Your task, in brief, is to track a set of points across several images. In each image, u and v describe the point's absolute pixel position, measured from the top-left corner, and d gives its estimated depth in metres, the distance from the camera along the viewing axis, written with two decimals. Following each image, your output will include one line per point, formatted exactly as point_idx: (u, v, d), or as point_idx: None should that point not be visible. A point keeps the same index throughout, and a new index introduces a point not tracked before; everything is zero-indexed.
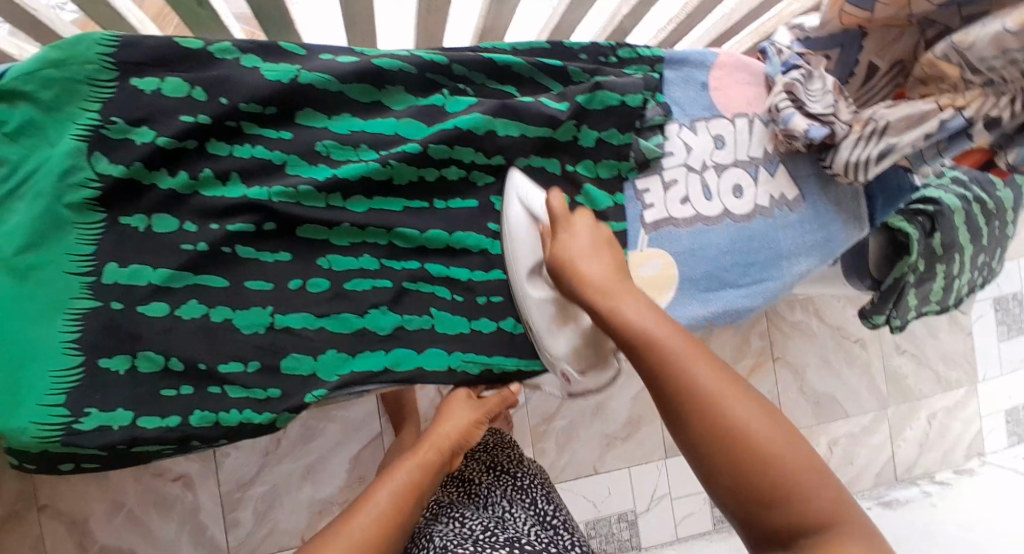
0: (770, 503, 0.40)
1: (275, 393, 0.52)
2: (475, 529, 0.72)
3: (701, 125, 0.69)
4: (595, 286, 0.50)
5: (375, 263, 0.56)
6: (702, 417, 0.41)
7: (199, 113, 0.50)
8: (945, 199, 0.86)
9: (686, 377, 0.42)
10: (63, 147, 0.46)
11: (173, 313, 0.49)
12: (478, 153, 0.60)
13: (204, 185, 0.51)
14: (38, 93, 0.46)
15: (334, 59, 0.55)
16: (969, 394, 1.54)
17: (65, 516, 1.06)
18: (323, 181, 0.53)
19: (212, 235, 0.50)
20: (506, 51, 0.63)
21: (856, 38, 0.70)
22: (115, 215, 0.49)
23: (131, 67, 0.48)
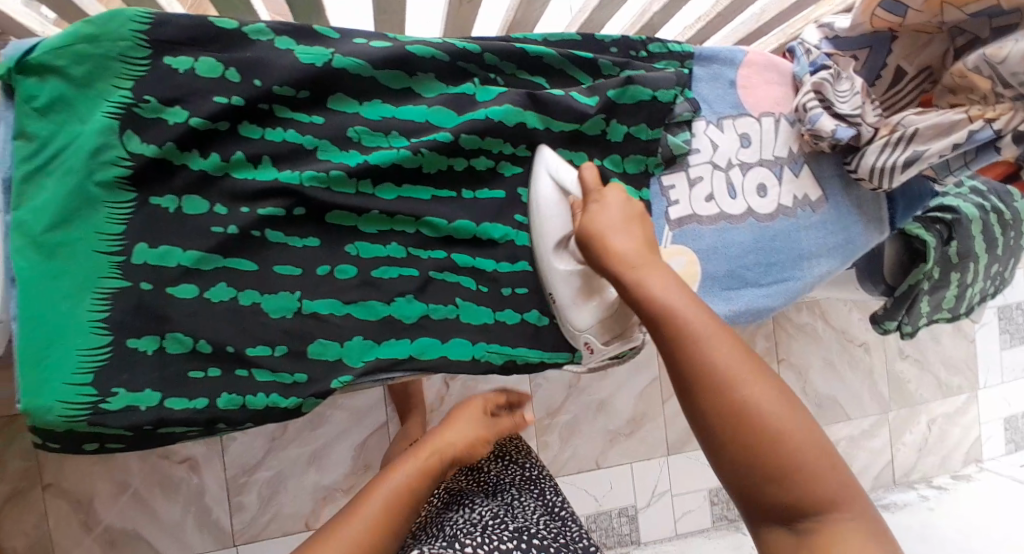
0: (781, 488, 0.38)
1: (301, 378, 0.52)
2: (483, 518, 0.72)
3: (728, 122, 0.69)
4: (624, 258, 0.47)
5: (402, 251, 0.57)
6: (720, 399, 0.39)
7: (232, 95, 0.49)
8: (964, 208, 0.87)
9: (705, 357, 0.40)
10: (95, 124, 0.46)
11: (202, 296, 0.49)
12: (506, 144, 0.60)
13: (235, 167, 0.50)
14: (70, 68, 0.45)
15: (368, 43, 0.54)
16: (970, 401, 1.56)
17: (69, 496, 1.06)
18: (354, 167, 0.53)
19: (242, 218, 0.50)
20: (538, 41, 0.63)
21: (886, 42, 0.69)
22: (145, 195, 0.48)
23: (164, 45, 0.48)
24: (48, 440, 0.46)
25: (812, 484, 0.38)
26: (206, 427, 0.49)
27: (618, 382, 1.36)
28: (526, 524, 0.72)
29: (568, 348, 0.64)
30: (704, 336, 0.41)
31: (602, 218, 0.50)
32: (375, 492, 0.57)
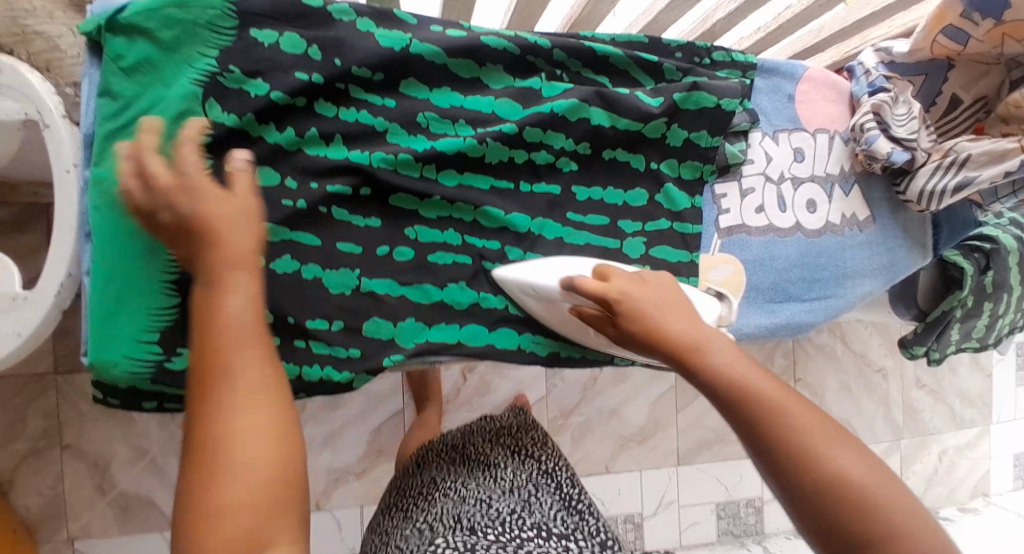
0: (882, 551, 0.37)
1: (354, 353, 0.53)
2: (502, 512, 0.71)
3: (783, 136, 0.69)
4: (678, 341, 0.46)
5: (457, 238, 0.57)
6: (814, 467, 0.39)
7: (313, 72, 0.50)
8: (1003, 238, 0.87)
9: (787, 425, 0.40)
10: (180, 89, 0.47)
11: (267, 265, 0.50)
12: (568, 139, 0.60)
13: (308, 143, 0.51)
14: (159, 31, 0.46)
15: (443, 32, 0.55)
16: (982, 434, 1.55)
17: (86, 458, 1.06)
18: (422, 152, 0.54)
19: (312, 193, 0.51)
20: (605, 41, 0.63)
21: (943, 69, 0.69)
22: (220, 162, 0.49)
23: (252, 18, 0.48)
24: (110, 395, 0.48)
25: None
26: None
27: (633, 389, 1.36)
28: (545, 518, 0.72)
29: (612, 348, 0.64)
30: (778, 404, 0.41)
31: (637, 304, 0.49)
32: (207, 466, 0.33)
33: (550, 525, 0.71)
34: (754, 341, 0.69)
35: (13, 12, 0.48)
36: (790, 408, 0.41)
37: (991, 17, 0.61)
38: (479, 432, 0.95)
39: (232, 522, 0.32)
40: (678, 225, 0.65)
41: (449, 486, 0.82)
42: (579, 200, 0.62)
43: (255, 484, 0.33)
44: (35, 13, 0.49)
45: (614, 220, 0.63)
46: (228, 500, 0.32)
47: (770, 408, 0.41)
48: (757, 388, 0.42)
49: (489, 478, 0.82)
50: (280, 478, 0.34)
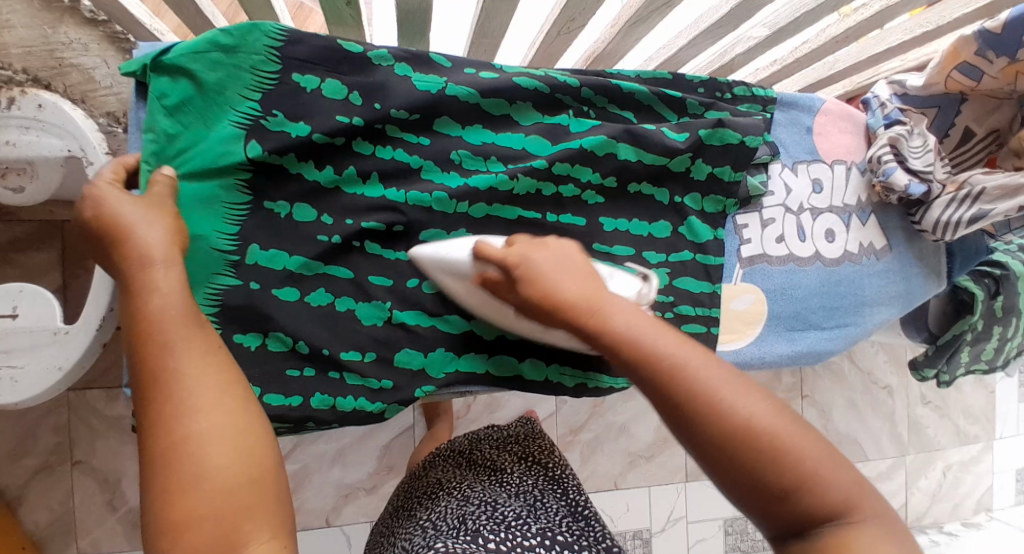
0: (787, 495, 0.36)
1: (388, 384, 0.53)
2: (507, 516, 0.73)
3: (802, 167, 0.71)
4: (578, 298, 0.43)
5: None
6: (714, 411, 0.36)
7: (353, 115, 0.51)
8: (1013, 264, 0.86)
9: (688, 376, 0.38)
10: (224, 130, 0.48)
11: (303, 300, 0.51)
12: (594, 173, 0.61)
13: (345, 181, 0.52)
14: (202, 73, 0.47)
15: (476, 73, 0.56)
16: (985, 450, 1.57)
17: (98, 473, 1.05)
18: (456, 189, 0.56)
19: (346, 229, 0.52)
20: (631, 78, 0.64)
21: (955, 103, 0.71)
22: (259, 198, 0.50)
23: (293, 63, 0.50)
24: None
25: (825, 489, 0.36)
26: (296, 425, 0.51)
27: (642, 406, 1.37)
28: (550, 525, 0.74)
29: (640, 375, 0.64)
30: (678, 356, 0.39)
31: (535, 267, 0.45)
32: (171, 479, 0.35)
33: (555, 531, 0.73)
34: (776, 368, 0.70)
35: (50, 45, 0.49)
36: (679, 352, 0.39)
37: (1005, 56, 0.62)
38: (485, 439, 0.99)
39: (210, 523, 0.34)
40: (700, 256, 0.66)
41: (454, 487, 0.84)
42: (605, 230, 0.63)
43: (218, 479, 0.35)
44: (71, 46, 0.50)
45: (638, 251, 0.63)
46: (197, 509, 0.34)
47: (670, 359, 0.39)
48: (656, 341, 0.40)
49: (494, 484, 0.85)
50: (245, 469, 0.36)
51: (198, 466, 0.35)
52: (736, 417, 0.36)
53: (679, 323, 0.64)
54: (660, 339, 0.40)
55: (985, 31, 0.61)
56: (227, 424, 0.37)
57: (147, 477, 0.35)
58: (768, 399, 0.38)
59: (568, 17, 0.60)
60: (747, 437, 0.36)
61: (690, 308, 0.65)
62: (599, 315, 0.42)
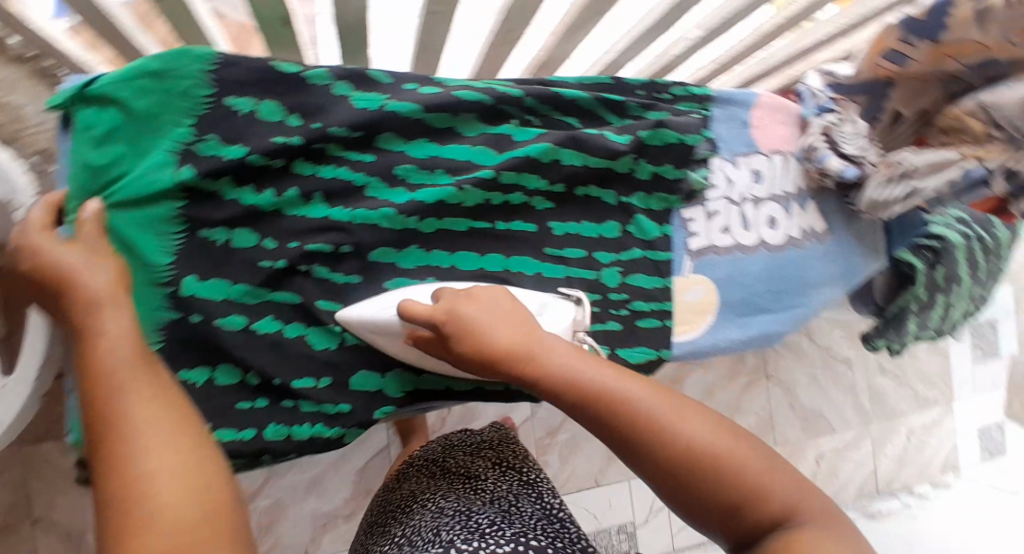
0: (738, 508, 0.38)
1: (345, 408, 0.54)
2: (481, 524, 0.74)
3: (742, 160, 0.73)
4: (516, 347, 0.44)
5: (446, 260, 0.59)
6: (657, 438, 0.39)
7: (291, 135, 0.51)
8: (951, 236, 0.88)
9: (629, 410, 0.40)
10: (156, 158, 0.47)
11: (249, 327, 0.51)
12: (541, 180, 0.61)
13: (287, 203, 0.52)
14: (132, 101, 0.46)
15: (418, 89, 0.56)
16: (944, 413, 1.63)
17: (61, 529, 1.00)
18: (403, 204, 0.55)
19: (291, 253, 0.52)
20: (573, 84, 0.64)
21: (885, 87, 0.72)
22: (195, 228, 0.50)
23: (231, 85, 0.49)
24: None
25: (771, 498, 0.38)
26: (251, 458, 0.51)
27: None
28: (525, 528, 0.74)
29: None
30: (619, 389, 0.41)
31: (469, 322, 0.46)
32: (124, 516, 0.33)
33: (530, 534, 0.73)
34: (729, 353, 0.73)
35: None
36: (619, 386, 0.41)
37: (927, 40, 0.64)
38: (458, 446, 1.01)
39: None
40: (649, 253, 0.68)
41: (429, 500, 0.85)
42: (557, 236, 0.63)
43: (169, 513, 0.34)
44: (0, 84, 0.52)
45: (590, 253, 0.65)
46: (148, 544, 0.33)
47: (611, 393, 0.41)
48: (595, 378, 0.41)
49: (469, 491, 0.86)
50: (200, 503, 0.35)
51: (146, 501, 0.34)
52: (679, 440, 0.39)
53: (633, 319, 0.66)
54: (598, 376, 0.42)
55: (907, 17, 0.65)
56: (182, 462, 0.36)
57: (101, 520, 0.34)
58: (707, 417, 0.41)
59: (505, 28, 0.61)
60: (691, 457, 0.39)
61: (642, 304, 0.67)
62: (540, 359, 0.43)
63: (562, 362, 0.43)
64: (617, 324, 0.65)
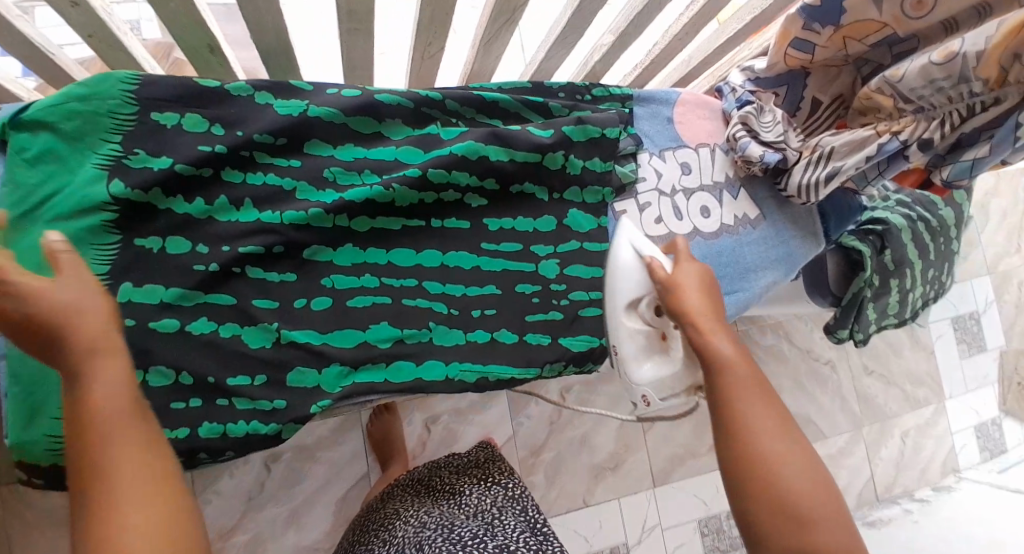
0: (792, 519, 0.47)
1: (281, 404, 0.54)
2: (463, 536, 0.75)
3: (669, 154, 0.76)
4: (694, 312, 0.57)
5: (383, 258, 0.60)
6: (749, 441, 0.50)
7: (215, 143, 0.55)
8: (892, 219, 0.92)
9: (743, 410, 0.52)
10: (86, 173, 0.51)
11: (184, 328, 0.52)
12: (472, 176, 0.63)
13: (218, 211, 0.55)
14: (61, 123, 0.51)
15: (338, 93, 0.60)
16: (938, 412, 1.61)
17: None
18: (330, 203, 0.57)
19: (223, 256, 0.54)
20: (494, 90, 0.69)
21: (800, 78, 0.79)
22: (129, 237, 0.53)
23: (152, 103, 0.54)
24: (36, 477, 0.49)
25: (818, 530, 0.47)
26: (187, 457, 0.52)
27: (599, 417, 1.37)
28: (507, 541, 0.76)
29: (539, 364, 0.64)
30: (743, 400, 0.52)
31: (680, 279, 0.60)
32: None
33: (511, 547, 0.75)
34: None
35: None
36: (746, 392, 0.53)
37: (829, 25, 0.69)
38: (444, 466, 0.99)
39: None
40: (586, 243, 0.69)
41: (412, 515, 0.85)
42: (492, 230, 0.65)
43: None
44: None
45: (527, 246, 0.66)
46: None
47: (734, 392, 0.53)
48: (736, 373, 0.54)
49: (452, 507, 0.86)
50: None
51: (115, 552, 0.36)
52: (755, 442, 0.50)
53: (575, 309, 0.67)
54: (739, 377, 0.54)
55: (807, 6, 0.69)
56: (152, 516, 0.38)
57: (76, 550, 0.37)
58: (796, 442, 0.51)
59: (425, 41, 0.65)
60: (757, 456, 0.49)
61: (584, 294, 0.68)
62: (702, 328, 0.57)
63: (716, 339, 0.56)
64: (558, 314, 0.66)
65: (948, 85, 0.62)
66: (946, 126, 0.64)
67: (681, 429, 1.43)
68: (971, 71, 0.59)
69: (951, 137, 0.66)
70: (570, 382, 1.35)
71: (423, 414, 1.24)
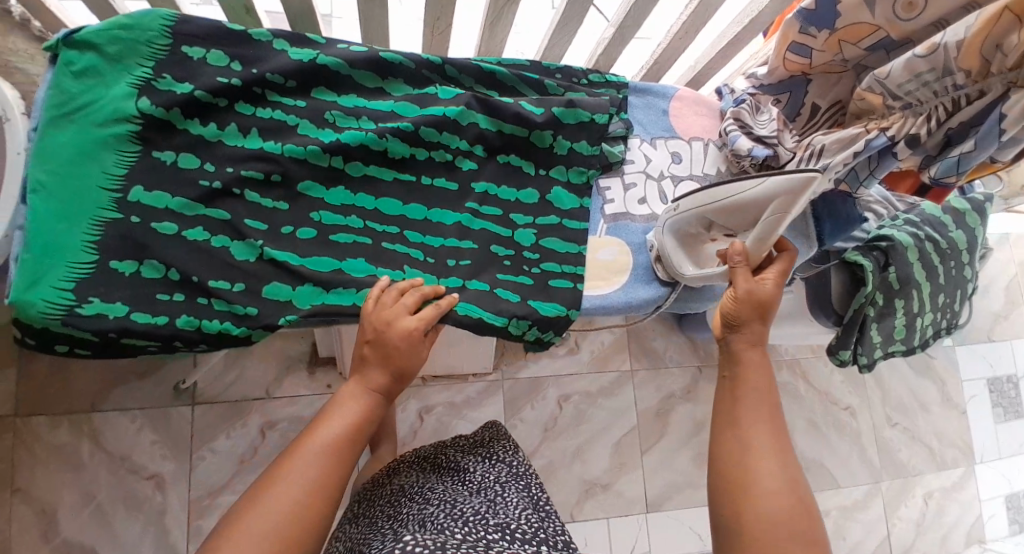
0: (742, 489, 0.57)
1: (253, 311, 0.62)
2: (466, 512, 0.69)
3: (660, 142, 0.85)
4: (750, 317, 0.65)
5: (370, 204, 0.69)
6: (731, 427, 0.61)
7: (232, 77, 0.64)
8: (898, 236, 0.90)
9: (739, 410, 0.62)
10: (120, 91, 0.60)
11: (180, 233, 0.61)
12: (461, 141, 0.73)
13: (227, 136, 0.65)
14: (106, 46, 0.60)
15: (348, 48, 0.70)
16: (967, 475, 1.50)
17: (35, 503, 1.04)
18: (328, 142, 0.67)
19: (225, 176, 0.63)
20: (493, 62, 0.78)
21: (802, 84, 0.80)
22: (148, 149, 0.62)
23: (184, 38, 0.63)
24: (26, 334, 0.57)
25: (759, 499, 0.56)
26: (165, 343, 0.59)
27: (597, 430, 1.35)
28: (510, 520, 0.71)
29: (507, 314, 0.68)
30: (740, 402, 0.62)
31: (766, 291, 0.66)
32: (271, 495, 0.51)
33: (515, 526, 0.69)
34: (647, 313, 0.80)
35: None
36: (741, 395, 0.63)
37: (824, 29, 0.70)
38: (450, 445, 0.92)
39: (268, 520, 0.50)
40: (566, 220, 0.76)
41: (416, 490, 0.79)
42: (477, 192, 0.74)
43: (298, 499, 0.52)
44: None
45: (506, 213, 0.74)
46: (265, 516, 0.50)
47: (739, 394, 0.63)
48: (747, 381, 0.64)
49: (455, 483, 0.81)
50: (299, 511, 0.51)
51: (299, 493, 0.52)
52: (756, 473, 0.57)
53: (545, 278, 0.73)
54: (752, 386, 0.63)
55: (801, 10, 0.70)
56: (316, 485, 0.53)
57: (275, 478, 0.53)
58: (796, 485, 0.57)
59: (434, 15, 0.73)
60: (737, 463, 0.58)
61: (555, 265, 0.74)
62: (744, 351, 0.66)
63: (756, 370, 0.64)
64: (529, 280, 0.72)
65: (932, 80, 0.63)
66: (932, 121, 0.64)
67: (682, 456, 1.38)
68: (953, 62, 0.59)
69: (940, 136, 0.65)
70: (570, 391, 1.34)
71: (418, 403, 1.25)
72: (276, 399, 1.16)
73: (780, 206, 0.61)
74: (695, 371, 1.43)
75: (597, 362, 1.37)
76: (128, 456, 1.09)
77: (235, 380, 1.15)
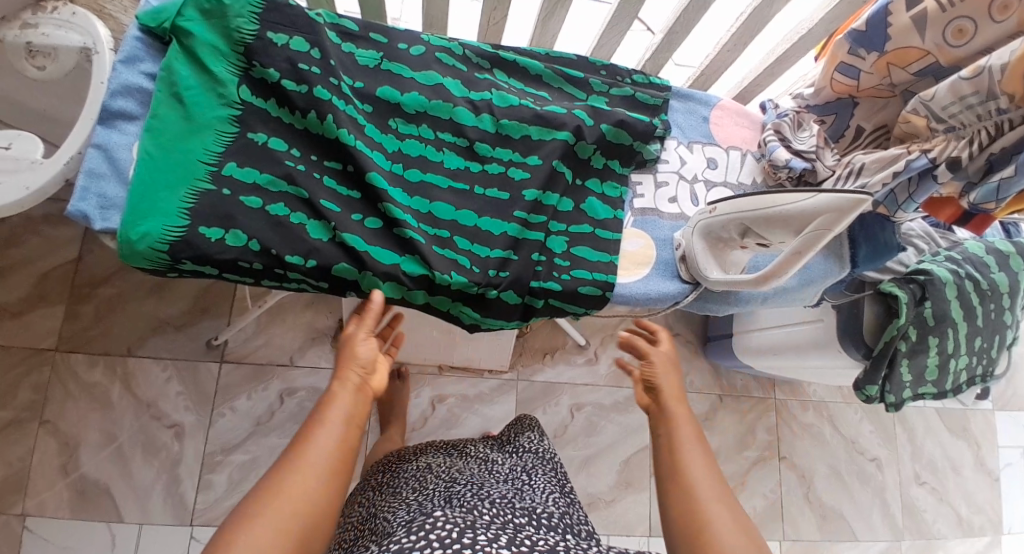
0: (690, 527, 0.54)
1: (324, 285, 0.70)
2: (492, 494, 0.66)
3: (697, 147, 0.90)
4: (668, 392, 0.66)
5: (425, 208, 0.75)
6: (672, 469, 0.58)
7: (312, 64, 0.70)
8: (937, 270, 0.88)
9: (679, 449, 0.60)
10: (218, 75, 0.67)
11: (264, 208, 0.66)
12: (513, 153, 0.79)
13: (311, 124, 0.70)
14: (205, 31, 0.67)
15: (407, 49, 0.79)
16: (992, 545, 1.42)
17: (60, 436, 1.09)
18: (391, 151, 0.75)
19: (308, 162, 0.70)
20: (539, 56, 0.87)
21: (848, 107, 0.80)
22: (244, 131, 0.68)
23: (271, 25, 0.69)
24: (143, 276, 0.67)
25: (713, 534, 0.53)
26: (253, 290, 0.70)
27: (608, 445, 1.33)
28: (540, 507, 0.67)
29: (517, 320, 0.78)
30: (677, 446, 0.60)
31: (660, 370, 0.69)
32: (278, 494, 0.48)
33: (542, 512, 0.66)
34: (663, 308, 0.84)
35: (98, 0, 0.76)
36: (675, 439, 0.61)
37: (873, 51, 0.71)
38: (479, 441, 0.88)
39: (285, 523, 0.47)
40: (599, 230, 0.81)
41: (442, 471, 0.76)
42: (529, 200, 0.77)
43: (304, 501, 0.49)
44: None
45: (548, 220, 0.79)
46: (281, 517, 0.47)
47: (676, 439, 0.61)
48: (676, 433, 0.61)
49: (482, 466, 0.77)
50: (303, 510, 0.48)
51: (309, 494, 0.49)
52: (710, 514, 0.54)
53: (575, 284, 0.77)
54: (681, 434, 0.61)
55: (852, 31, 0.71)
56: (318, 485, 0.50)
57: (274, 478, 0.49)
58: (743, 526, 0.54)
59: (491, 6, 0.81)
60: (685, 498, 0.56)
61: (586, 272, 0.78)
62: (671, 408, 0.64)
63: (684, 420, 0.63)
64: (557, 285, 0.76)
65: (977, 103, 0.63)
66: (974, 144, 0.63)
67: None
68: (997, 84, 0.60)
69: (981, 161, 0.63)
70: (585, 401, 1.33)
71: (431, 392, 1.27)
72: (299, 367, 1.19)
73: (824, 222, 0.61)
74: (716, 399, 1.35)
75: (615, 377, 1.36)
76: (154, 403, 1.13)
77: (263, 344, 1.19)
